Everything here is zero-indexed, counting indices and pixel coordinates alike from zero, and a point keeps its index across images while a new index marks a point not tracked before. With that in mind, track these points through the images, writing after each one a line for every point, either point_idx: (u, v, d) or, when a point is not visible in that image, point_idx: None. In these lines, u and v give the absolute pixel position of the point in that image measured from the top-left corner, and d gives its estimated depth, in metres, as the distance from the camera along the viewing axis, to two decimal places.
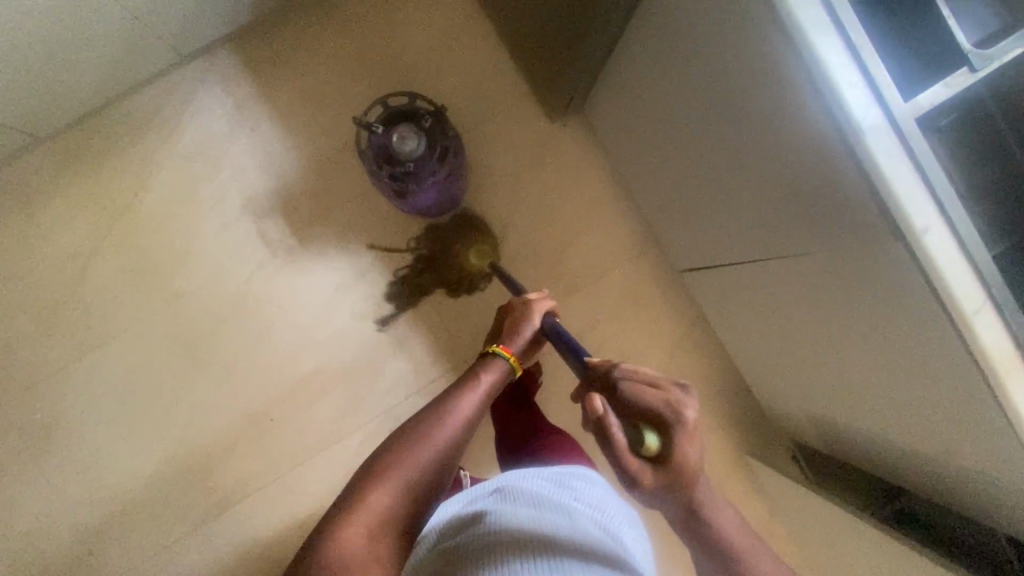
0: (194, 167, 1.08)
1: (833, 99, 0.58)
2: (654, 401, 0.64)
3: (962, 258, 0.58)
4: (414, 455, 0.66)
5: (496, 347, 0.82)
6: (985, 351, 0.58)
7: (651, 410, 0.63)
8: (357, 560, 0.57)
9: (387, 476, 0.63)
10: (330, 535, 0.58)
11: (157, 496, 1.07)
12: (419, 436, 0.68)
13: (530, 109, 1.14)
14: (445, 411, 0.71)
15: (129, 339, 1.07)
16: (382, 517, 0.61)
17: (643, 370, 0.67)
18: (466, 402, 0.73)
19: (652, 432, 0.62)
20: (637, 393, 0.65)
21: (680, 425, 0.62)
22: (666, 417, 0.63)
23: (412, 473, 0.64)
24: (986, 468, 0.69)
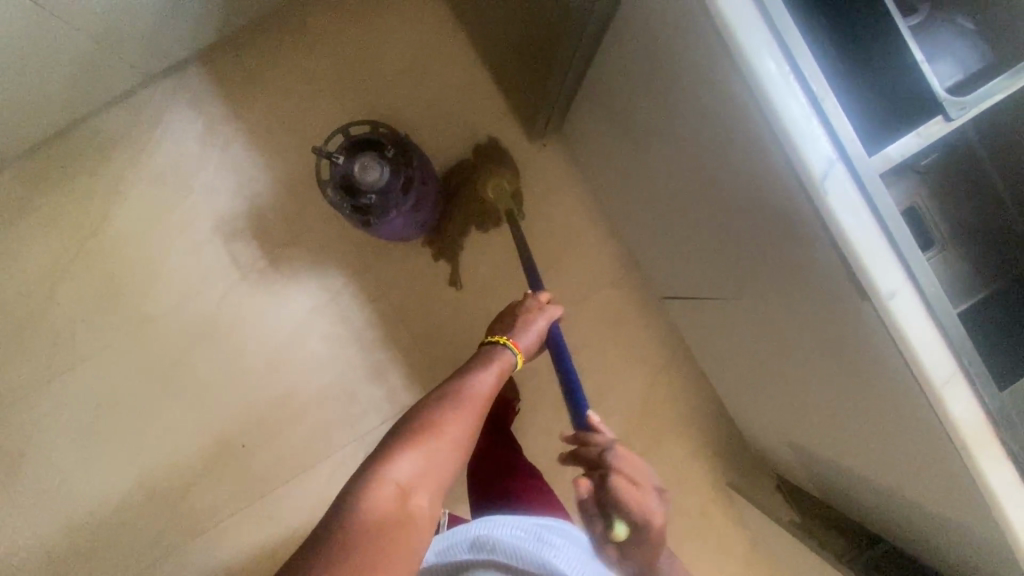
0: (164, 190, 1.16)
1: (787, 147, 0.51)
2: (631, 500, 0.60)
3: (932, 325, 0.50)
4: (443, 421, 0.58)
5: (502, 339, 0.74)
6: (957, 427, 0.51)
7: (628, 507, 0.60)
8: (392, 517, 0.49)
9: (416, 440, 0.55)
10: (355, 497, 0.49)
11: (129, 508, 1.15)
12: (444, 404, 0.60)
13: (506, 132, 1.16)
14: (465, 383, 0.64)
15: (98, 362, 1.15)
16: (414, 480, 0.52)
17: (629, 461, 0.63)
18: (488, 374, 0.67)
19: (622, 523, 0.61)
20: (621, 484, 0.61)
21: (648, 523, 0.61)
22: (640, 514, 0.61)
23: (443, 438, 0.56)
24: (956, 533, 0.64)
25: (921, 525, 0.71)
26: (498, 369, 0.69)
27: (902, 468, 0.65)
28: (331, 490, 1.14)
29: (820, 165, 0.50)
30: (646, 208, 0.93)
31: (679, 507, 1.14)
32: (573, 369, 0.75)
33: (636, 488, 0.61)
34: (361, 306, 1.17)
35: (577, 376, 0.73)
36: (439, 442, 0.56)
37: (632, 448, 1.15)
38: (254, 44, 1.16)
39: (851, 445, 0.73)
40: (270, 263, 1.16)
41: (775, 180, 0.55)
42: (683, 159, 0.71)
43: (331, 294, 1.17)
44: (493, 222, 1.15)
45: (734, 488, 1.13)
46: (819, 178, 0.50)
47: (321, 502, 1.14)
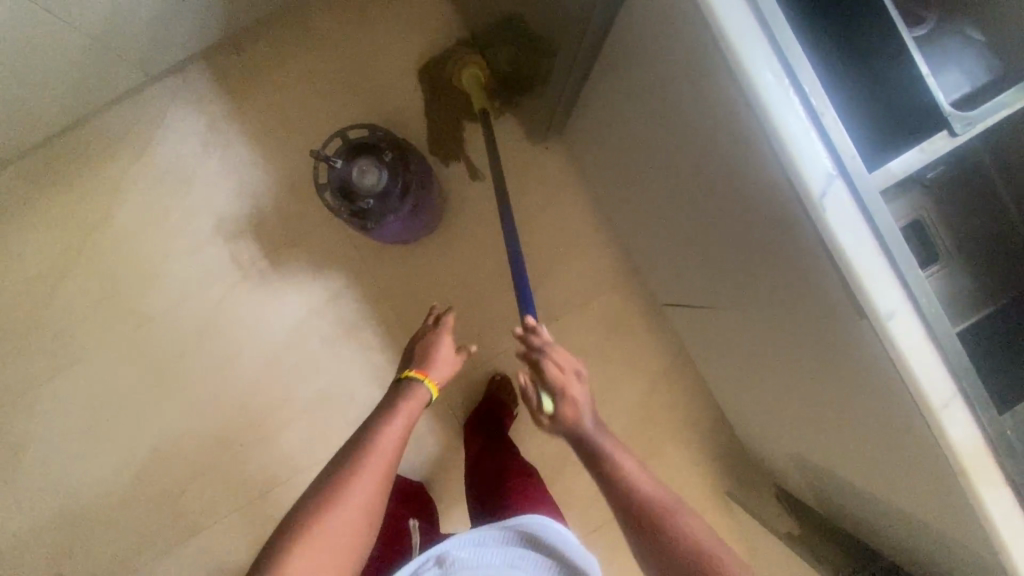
0: (166, 189, 1.16)
1: (783, 162, 0.50)
2: (551, 378, 0.69)
3: (931, 345, 0.49)
4: (338, 504, 0.58)
5: (411, 372, 0.76)
6: (955, 450, 0.50)
7: (550, 384, 0.69)
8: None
9: (308, 532, 0.56)
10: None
11: (128, 505, 1.15)
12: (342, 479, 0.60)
13: (508, 134, 1.15)
14: (364, 447, 0.63)
15: (98, 359, 1.16)
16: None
17: (557, 349, 0.69)
18: (392, 428, 0.66)
19: (546, 397, 0.70)
20: (546, 366, 0.68)
21: (569, 399, 0.69)
22: (562, 393, 0.69)
23: (338, 520, 0.58)
24: (954, 554, 0.63)
25: (920, 544, 0.70)
26: (404, 418, 0.68)
27: (900, 486, 0.64)
28: None
29: (817, 182, 0.49)
30: (646, 215, 0.92)
31: None
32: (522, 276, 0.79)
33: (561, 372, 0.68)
34: (360, 307, 1.16)
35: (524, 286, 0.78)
36: (332, 528, 0.57)
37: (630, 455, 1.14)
38: (255, 44, 1.16)
39: (850, 462, 0.72)
40: (271, 263, 1.16)
41: (773, 195, 0.54)
42: (683, 169, 0.70)
43: (330, 295, 1.17)
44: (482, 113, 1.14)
45: (732, 497, 1.12)
46: (816, 194, 0.49)
47: None
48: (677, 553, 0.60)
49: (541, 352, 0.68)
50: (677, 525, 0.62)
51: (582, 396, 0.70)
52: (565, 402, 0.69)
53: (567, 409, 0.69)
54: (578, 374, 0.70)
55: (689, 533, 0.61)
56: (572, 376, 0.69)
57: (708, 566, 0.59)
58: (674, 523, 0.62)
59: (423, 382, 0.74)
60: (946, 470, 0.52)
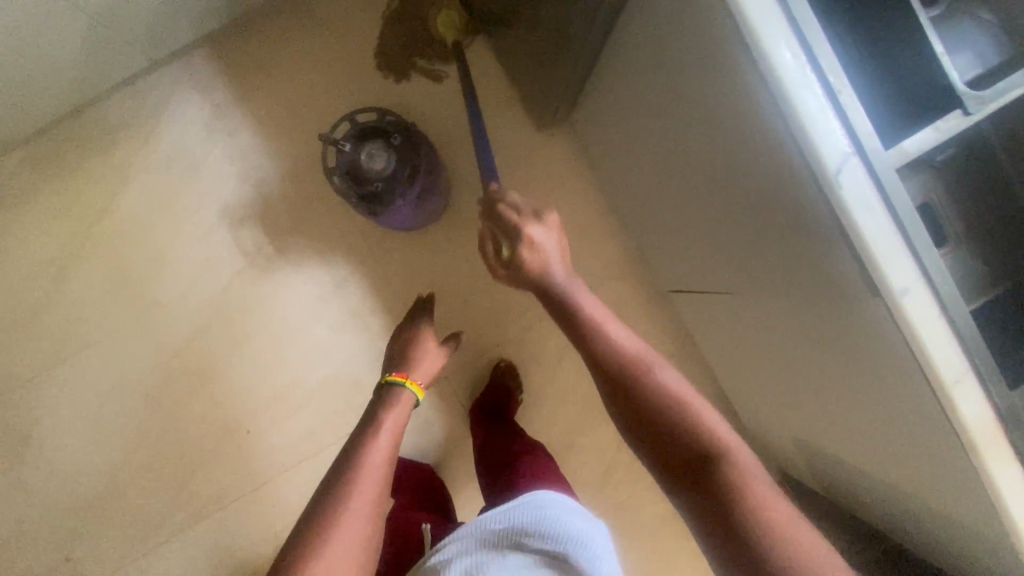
0: (171, 175, 1.16)
1: (800, 139, 0.50)
2: (507, 220, 0.69)
3: (944, 323, 0.50)
4: (332, 538, 0.55)
5: (390, 375, 0.80)
6: (965, 426, 0.50)
7: (507, 228, 0.69)
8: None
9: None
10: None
11: (135, 492, 1.16)
12: (331, 511, 0.57)
13: (514, 121, 1.16)
14: (348, 477, 0.61)
15: (104, 347, 1.16)
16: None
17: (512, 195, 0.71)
18: (375, 447, 0.65)
19: (506, 244, 0.70)
20: (502, 211, 0.70)
21: (531, 240, 0.68)
22: (523, 234, 0.68)
23: (335, 554, 0.55)
24: (960, 534, 0.64)
25: (924, 523, 0.71)
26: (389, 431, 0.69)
27: (906, 466, 0.64)
28: None
29: (833, 159, 0.49)
30: (653, 200, 0.93)
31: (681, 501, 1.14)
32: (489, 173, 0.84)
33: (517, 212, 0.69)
34: (367, 294, 1.17)
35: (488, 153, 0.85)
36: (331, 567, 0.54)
37: None
38: (260, 28, 1.15)
39: (856, 443, 0.72)
40: (277, 250, 1.16)
41: (787, 173, 0.54)
42: (693, 152, 0.71)
43: (336, 282, 1.17)
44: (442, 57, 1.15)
45: None
46: (832, 173, 0.49)
47: None
48: (656, 405, 0.57)
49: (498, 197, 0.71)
50: (651, 369, 0.60)
51: (551, 241, 0.69)
52: (524, 243, 0.68)
53: (529, 253, 0.68)
54: (542, 218, 0.70)
55: (667, 385, 0.58)
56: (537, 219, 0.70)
57: (693, 417, 0.56)
58: (659, 386, 0.58)
59: (405, 384, 0.78)
60: (957, 447, 0.52)
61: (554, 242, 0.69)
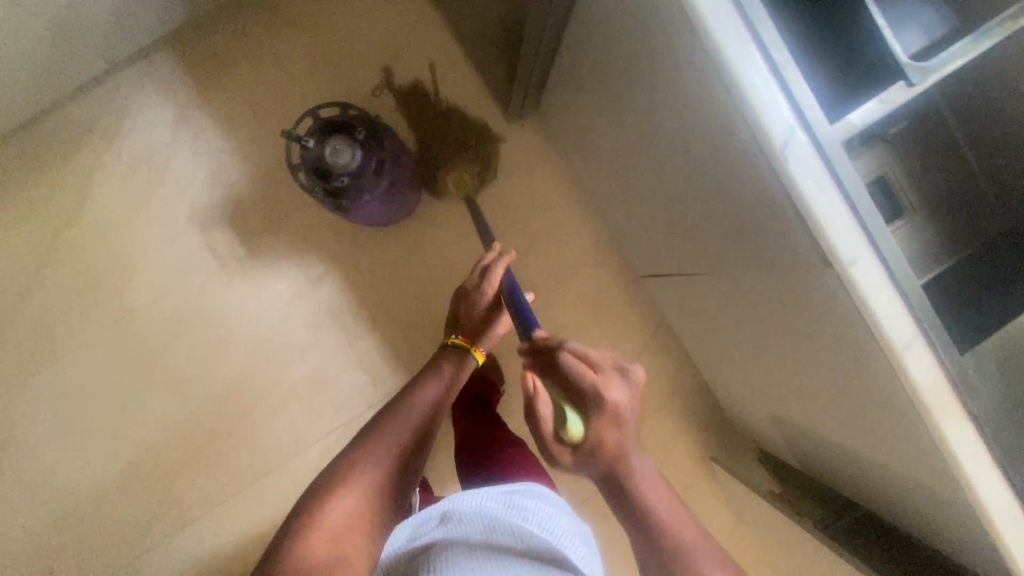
0: (137, 179, 1.15)
1: (748, 115, 0.51)
2: (584, 385, 0.57)
3: (892, 289, 0.51)
4: (377, 454, 0.67)
5: (456, 339, 0.90)
6: (917, 389, 0.51)
7: (581, 396, 0.57)
8: (326, 561, 0.56)
9: (349, 478, 0.63)
10: (292, 543, 0.57)
11: (115, 501, 1.15)
12: (379, 433, 0.70)
13: (483, 114, 1.16)
14: (397, 413, 0.73)
15: (76, 356, 1.15)
16: (349, 519, 0.60)
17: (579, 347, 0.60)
18: (424, 396, 0.77)
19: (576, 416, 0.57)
20: (572, 375, 0.58)
21: (614, 412, 0.56)
22: (602, 407, 0.56)
23: (375, 466, 0.65)
24: (924, 499, 0.66)
25: (891, 491, 0.73)
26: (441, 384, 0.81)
27: (869, 434, 0.66)
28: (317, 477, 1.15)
29: (780, 134, 0.50)
30: (620, 187, 0.94)
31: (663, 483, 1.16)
32: (525, 305, 0.74)
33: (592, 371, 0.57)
34: (342, 291, 1.16)
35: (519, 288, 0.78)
36: (370, 477, 0.64)
37: None
38: (223, 28, 1.15)
39: (824, 415, 0.74)
40: (249, 251, 1.15)
41: (739, 150, 0.54)
42: (652, 135, 0.72)
43: (311, 281, 1.16)
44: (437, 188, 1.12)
45: (716, 462, 1.15)
46: (780, 147, 0.50)
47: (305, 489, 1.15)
48: None
49: (564, 352, 0.58)
50: (699, 562, 0.59)
51: (630, 408, 0.58)
52: (602, 425, 0.56)
53: (608, 437, 0.57)
54: (619, 374, 0.59)
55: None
56: (616, 379, 0.58)
57: None
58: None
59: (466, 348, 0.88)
60: (911, 411, 0.53)
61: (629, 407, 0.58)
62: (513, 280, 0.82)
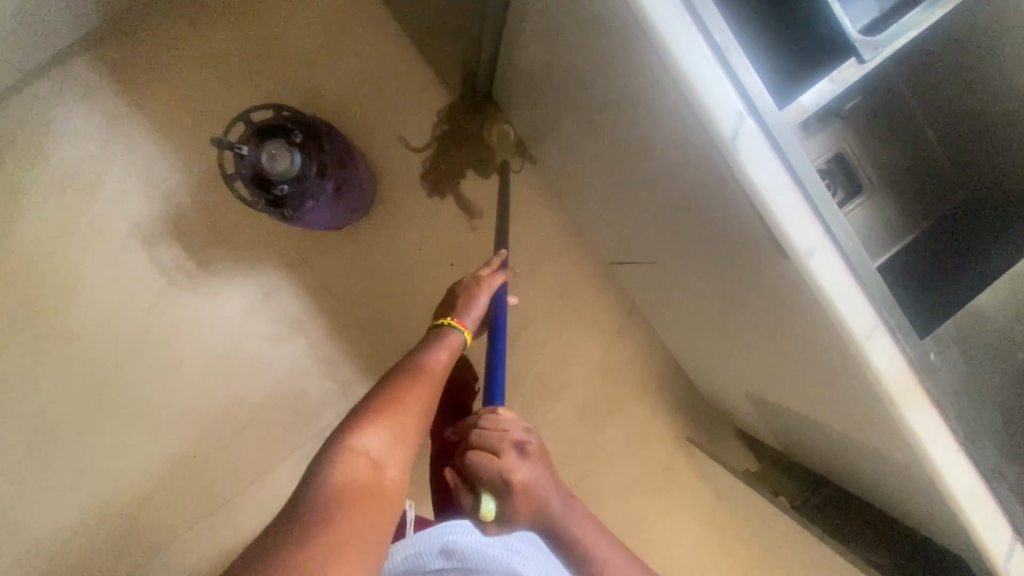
0: (69, 197, 1.07)
1: (692, 104, 0.47)
2: (485, 474, 0.56)
3: (851, 277, 0.49)
4: (404, 395, 0.59)
5: (450, 319, 0.72)
6: (881, 379, 0.50)
7: (488, 482, 0.56)
8: (364, 485, 0.51)
9: (380, 413, 0.56)
10: (325, 471, 0.51)
11: (79, 536, 1.10)
12: (402, 379, 0.61)
13: (434, 104, 1.11)
14: (419, 362, 0.64)
15: (22, 391, 1.08)
16: (383, 451, 0.54)
17: (484, 429, 0.58)
18: (441, 350, 0.66)
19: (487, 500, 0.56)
20: (473, 463, 0.56)
21: (518, 493, 0.56)
22: (506, 492, 0.56)
23: (403, 403, 0.58)
24: (892, 478, 0.66)
25: (863, 469, 0.73)
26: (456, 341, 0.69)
27: (841, 418, 0.66)
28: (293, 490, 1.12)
29: (727, 122, 0.47)
30: (578, 174, 0.90)
31: (644, 469, 1.16)
32: (499, 351, 0.72)
33: (496, 458, 0.55)
34: (301, 299, 1.12)
35: (502, 339, 0.72)
36: (401, 416, 0.57)
37: (595, 415, 1.16)
38: (146, 26, 1.07)
39: (798, 398, 0.73)
40: (199, 264, 1.10)
41: (689, 139, 0.51)
42: (603, 123, 0.68)
43: (268, 291, 1.11)
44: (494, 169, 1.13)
45: (695, 443, 1.15)
46: (729, 137, 0.47)
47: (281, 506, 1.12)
48: None
49: (468, 446, 0.57)
50: None
51: (531, 484, 0.56)
52: (512, 505, 0.56)
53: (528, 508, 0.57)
54: (524, 450, 0.57)
55: None
56: (518, 458, 0.56)
57: None
58: None
59: (462, 331, 0.71)
60: (876, 400, 0.52)
61: (541, 479, 0.57)
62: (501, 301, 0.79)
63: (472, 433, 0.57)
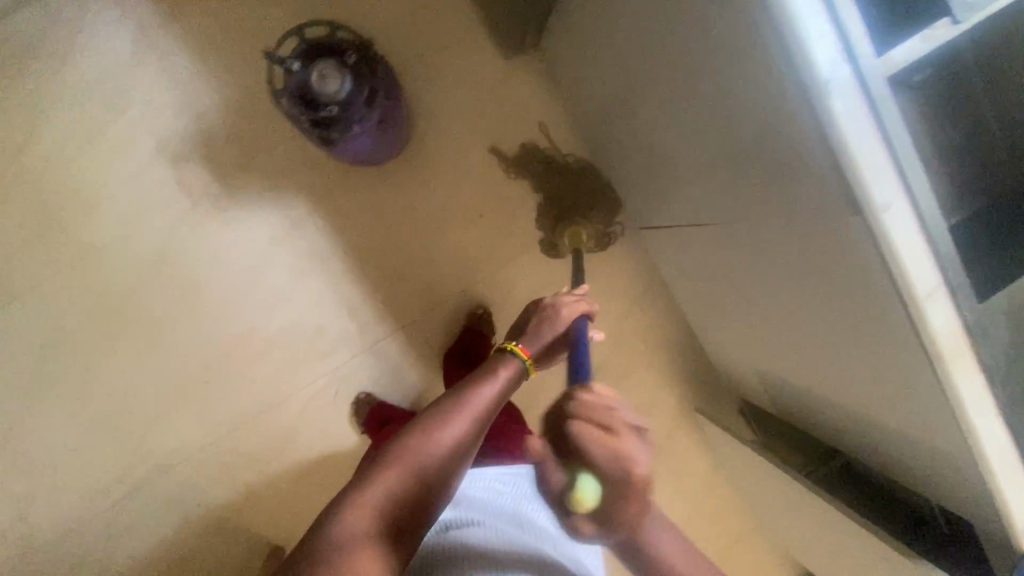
0: (95, 105, 1.04)
1: (791, 43, 0.47)
2: (595, 449, 0.47)
3: (920, 237, 0.49)
4: (427, 440, 0.61)
5: (513, 346, 0.76)
6: (933, 338, 0.51)
7: (596, 462, 0.47)
8: (367, 536, 0.55)
9: (396, 460, 0.59)
10: (337, 515, 0.56)
11: (85, 448, 1.11)
12: (429, 423, 0.63)
13: (479, 49, 1.09)
14: (453, 403, 0.65)
15: (35, 300, 1.07)
16: (392, 500, 0.57)
17: (591, 401, 0.50)
18: (482, 392, 0.68)
19: (592, 487, 0.47)
20: (581, 437, 0.48)
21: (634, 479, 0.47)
22: (617, 475, 0.47)
23: (420, 462, 0.60)
24: (900, 446, 0.70)
25: (872, 438, 0.76)
26: (500, 384, 0.70)
27: (865, 388, 0.68)
28: (304, 422, 1.15)
29: (825, 68, 0.47)
30: (624, 133, 0.91)
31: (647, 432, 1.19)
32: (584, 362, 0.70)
33: (611, 435, 0.48)
34: (326, 235, 1.11)
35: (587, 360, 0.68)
36: (416, 463, 0.60)
37: (607, 377, 1.18)
38: None
39: (819, 369, 0.76)
40: (226, 189, 1.08)
41: (773, 85, 0.51)
42: (670, 71, 0.67)
43: (292, 224, 1.10)
44: (548, 242, 1.13)
45: (699, 412, 1.19)
46: (823, 84, 0.47)
47: (292, 436, 1.15)
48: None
49: (573, 419, 0.49)
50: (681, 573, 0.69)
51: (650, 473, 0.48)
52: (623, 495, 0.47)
53: (635, 505, 0.49)
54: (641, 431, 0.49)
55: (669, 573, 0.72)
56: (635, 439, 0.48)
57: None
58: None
59: (523, 359, 0.74)
60: (921, 357, 0.54)
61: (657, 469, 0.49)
62: (583, 327, 0.79)
63: (581, 405, 0.49)
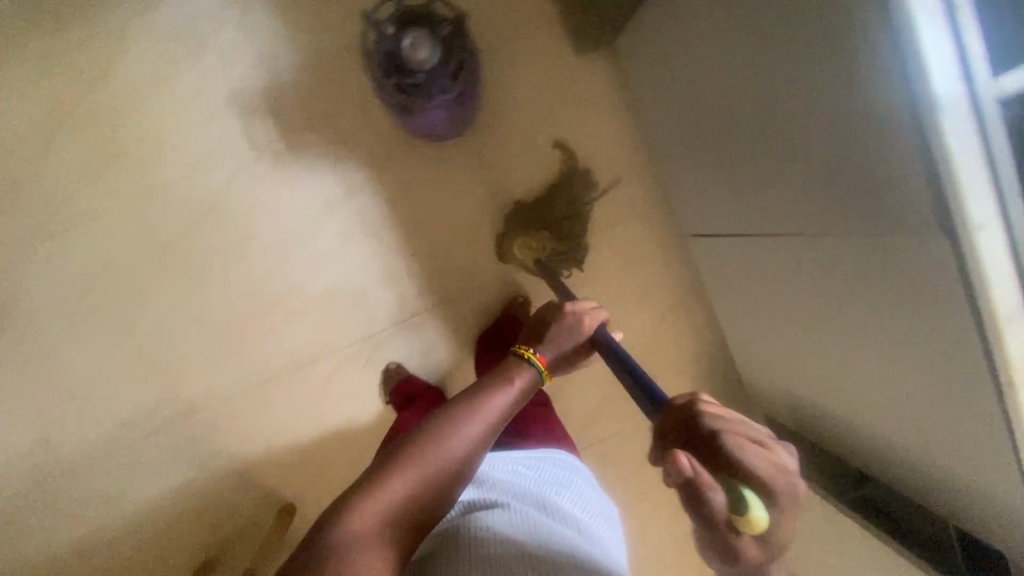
0: (174, 50, 1.06)
1: (911, 60, 0.49)
2: (755, 463, 0.51)
3: (1009, 260, 0.52)
4: (439, 445, 0.63)
5: (530, 354, 0.77)
6: (1010, 359, 0.55)
7: (752, 475, 0.51)
8: (374, 537, 0.55)
9: (408, 463, 0.61)
10: (345, 514, 0.56)
11: (119, 384, 1.12)
12: (440, 428, 0.65)
13: (553, 40, 1.10)
14: (464, 410, 0.67)
15: (89, 232, 1.08)
16: (402, 502, 0.58)
17: (727, 418, 0.55)
18: (493, 400, 0.70)
19: (761, 505, 0.50)
20: (738, 452, 0.52)
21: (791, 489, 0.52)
22: (770, 488, 0.52)
23: (430, 465, 0.61)
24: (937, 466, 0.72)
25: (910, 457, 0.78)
26: (513, 393, 0.72)
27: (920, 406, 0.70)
28: (334, 384, 1.16)
29: (940, 88, 0.48)
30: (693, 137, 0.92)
31: None
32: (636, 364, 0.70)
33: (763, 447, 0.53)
34: (381, 203, 1.12)
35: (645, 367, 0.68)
36: (427, 467, 0.61)
37: None
38: None
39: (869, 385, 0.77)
40: (289, 145, 1.10)
41: (883, 99, 0.53)
42: (761, 77, 0.68)
43: (349, 188, 1.12)
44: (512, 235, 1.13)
45: None
46: (937, 104, 0.49)
47: (322, 395, 1.16)
48: None
49: (721, 435, 0.53)
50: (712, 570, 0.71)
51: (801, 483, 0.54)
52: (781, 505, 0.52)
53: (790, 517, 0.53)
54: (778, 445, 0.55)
55: None
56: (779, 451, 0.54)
57: None
58: None
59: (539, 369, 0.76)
60: (993, 372, 0.58)
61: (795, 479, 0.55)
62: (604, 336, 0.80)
63: (723, 421, 0.54)
